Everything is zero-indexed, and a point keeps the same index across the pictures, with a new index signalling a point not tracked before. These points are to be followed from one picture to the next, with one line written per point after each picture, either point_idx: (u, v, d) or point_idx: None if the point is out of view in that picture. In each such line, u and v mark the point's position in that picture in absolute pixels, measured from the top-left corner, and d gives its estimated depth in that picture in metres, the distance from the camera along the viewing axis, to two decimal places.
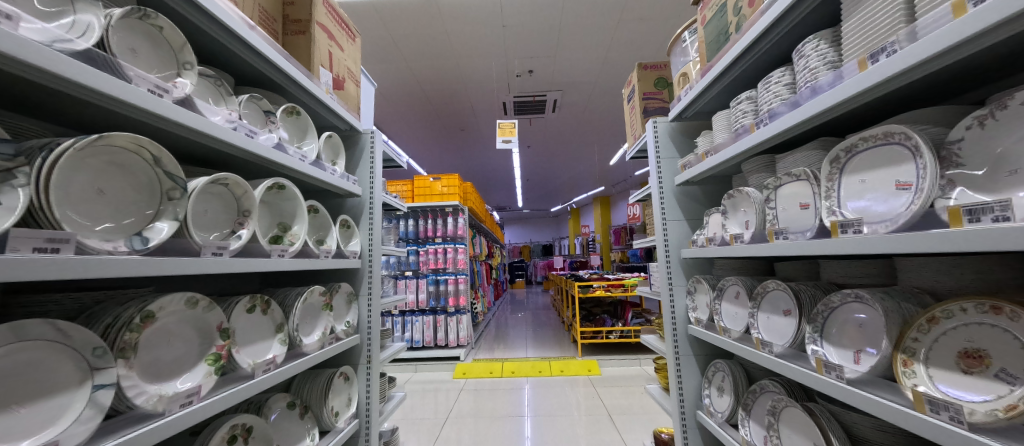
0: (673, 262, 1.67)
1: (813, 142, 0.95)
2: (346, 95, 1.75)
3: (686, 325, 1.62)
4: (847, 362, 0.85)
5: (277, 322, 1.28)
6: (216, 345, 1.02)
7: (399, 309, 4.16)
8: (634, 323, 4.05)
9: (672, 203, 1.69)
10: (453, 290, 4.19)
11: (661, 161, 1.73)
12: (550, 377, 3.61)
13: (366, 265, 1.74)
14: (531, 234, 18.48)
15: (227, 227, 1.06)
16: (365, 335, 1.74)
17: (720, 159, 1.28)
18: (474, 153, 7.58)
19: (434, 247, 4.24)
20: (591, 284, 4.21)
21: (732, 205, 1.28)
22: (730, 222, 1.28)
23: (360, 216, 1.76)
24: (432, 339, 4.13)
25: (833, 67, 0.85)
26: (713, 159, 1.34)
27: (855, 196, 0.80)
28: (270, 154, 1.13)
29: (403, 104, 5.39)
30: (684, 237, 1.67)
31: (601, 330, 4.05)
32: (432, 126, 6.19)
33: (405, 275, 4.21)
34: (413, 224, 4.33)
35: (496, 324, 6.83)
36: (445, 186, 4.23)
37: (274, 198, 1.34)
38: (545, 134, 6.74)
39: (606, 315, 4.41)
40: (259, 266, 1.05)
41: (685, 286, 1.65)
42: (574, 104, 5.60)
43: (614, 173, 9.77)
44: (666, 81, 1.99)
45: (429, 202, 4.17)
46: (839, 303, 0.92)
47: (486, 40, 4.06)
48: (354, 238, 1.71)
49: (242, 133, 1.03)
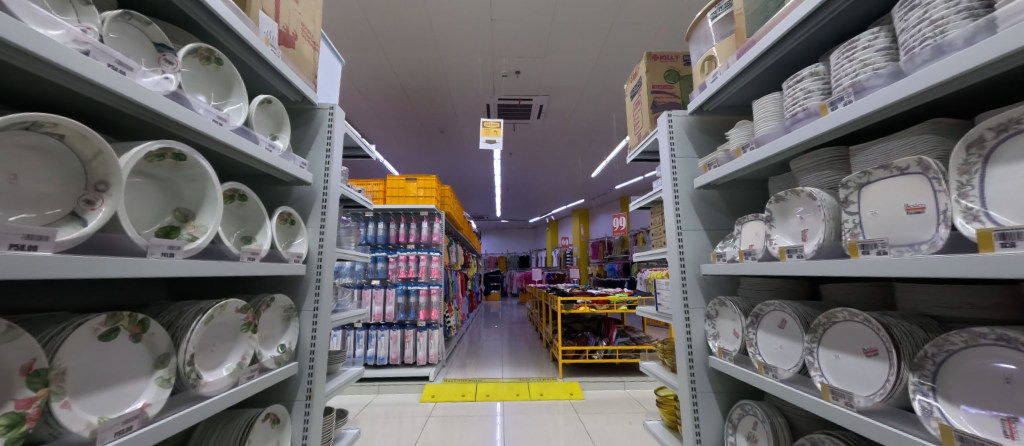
0: (690, 280, 1.38)
1: (922, 124, 0.71)
2: (300, 57, 1.28)
3: (704, 356, 1.34)
4: (992, 436, 0.57)
5: (158, 353, 0.76)
6: (18, 401, 0.51)
7: (363, 322, 3.66)
8: (620, 342, 3.76)
9: (689, 211, 1.42)
10: (425, 303, 3.75)
11: (676, 160, 1.46)
12: (528, 401, 3.22)
13: (312, 277, 1.27)
14: (508, 244, 18.18)
15: (60, 207, 0.60)
16: (306, 363, 1.24)
17: (765, 153, 1.03)
18: (454, 156, 7.20)
19: (406, 254, 3.81)
20: (575, 300, 3.84)
21: (781, 211, 1.02)
22: (780, 233, 1.02)
23: (310, 211, 1.32)
24: (399, 357, 3.65)
25: (969, 18, 0.61)
26: (751, 154, 1.09)
27: (1013, 192, 0.54)
28: (162, 106, 0.71)
29: (380, 99, 4.99)
30: (703, 251, 1.40)
31: (584, 349, 3.68)
32: (411, 125, 5.79)
33: (371, 284, 3.75)
34: (383, 227, 3.89)
35: (469, 339, 6.36)
36: (421, 187, 3.84)
37: (176, 177, 0.85)
38: (529, 141, 6.50)
39: (588, 332, 4.05)
40: (117, 268, 0.61)
41: (703, 310, 1.37)
42: (560, 111, 5.40)
43: (595, 186, 9.68)
44: (676, 73, 1.76)
45: (402, 204, 3.77)
46: (960, 345, 0.66)
47: (472, 33, 3.78)
48: (298, 239, 1.25)
49: (105, 63, 0.61)
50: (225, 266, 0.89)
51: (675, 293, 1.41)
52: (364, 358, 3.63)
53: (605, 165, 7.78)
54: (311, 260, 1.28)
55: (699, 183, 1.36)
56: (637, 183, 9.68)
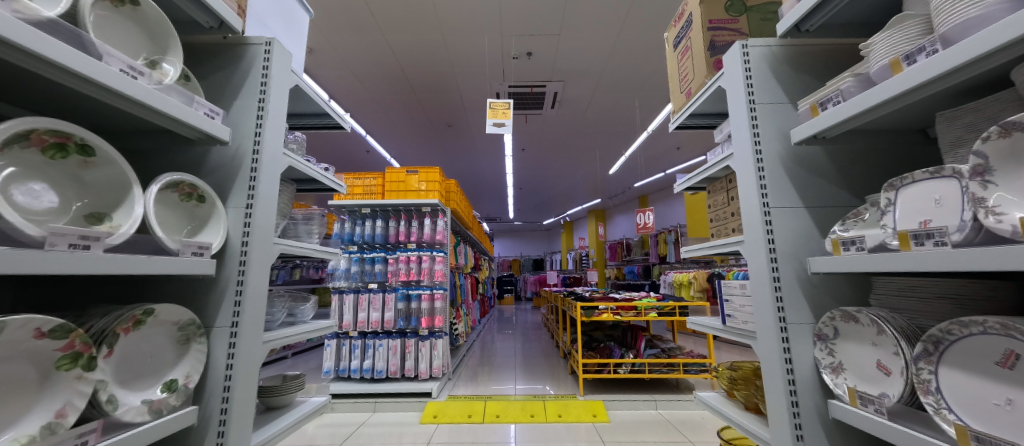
0: (785, 286, 0.88)
1: None
2: None
3: (820, 402, 0.84)
4: None
5: None
6: None
7: (359, 330, 3.29)
8: (649, 356, 3.19)
9: (780, 178, 0.94)
10: (428, 309, 3.34)
11: (756, 106, 0.97)
12: (544, 425, 2.71)
13: (232, 279, 0.89)
14: (522, 246, 17.80)
15: None
16: (213, 407, 0.85)
17: (954, 55, 0.55)
18: (462, 153, 6.85)
19: (406, 254, 3.40)
20: (597, 305, 3.33)
21: (1006, 152, 0.54)
22: (1005, 193, 0.52)
23: (230, 185, 0.93)
24: (399, 370, 3.25)
25: None
26: (917, 71, 0.62)
27: None
28: None
29: (383, 89, 4.68)
30: (804, 243, 0.90)
31: (608, 362, 3.16)
32: (416, 118, 5.48)
33: (368, 288, 3.39)
34: (382, 225, 3.51)
35: (480, 347, 5.93)
36: (422, 181, 3.48)
37: None
38: (542, 134, 6.06)
39: (611, 342, 3.52)
40: None
41: (811, 328, 0.87)
42: (576, 99, 4.95)
43: (612, 184, 9.15)
44: (742, 3, 1.27)
45: (402, 199, 3.40)
46: None
47: (478, 10, 3.38)
48: (209, 226, 0.88)
49: None
50: (30, 259, 0.49)
51: (759, 302, 0.94)
52: (361, 370, 3.26)
53: (624, 159, 7.26)
54: (231, 255, 0.90)
55: (799, 136, 0.88)
56: (658, 180, 9.07)
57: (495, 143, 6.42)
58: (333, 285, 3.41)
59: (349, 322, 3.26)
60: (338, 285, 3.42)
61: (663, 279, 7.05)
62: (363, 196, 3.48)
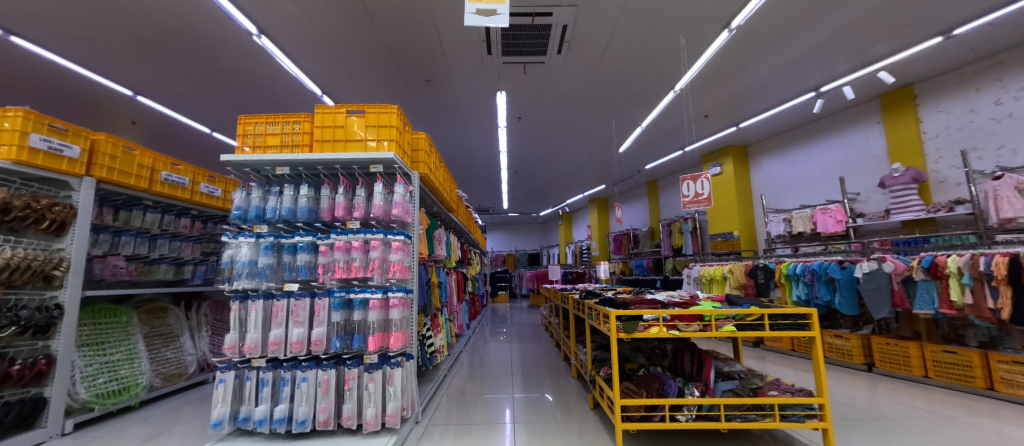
0: None
1: None
2: None
3: None
4: None
5: None
6: None
7: (270, 357, 2.07)
8: (724, 396, 2.02)
9: None
10: (379, 322, 2.13)
11: None
12: None
13: None
14: (517, 240, 16.92)
15: None
16: None
17: None
18: (447, 120, 5.65)
19: (345, 239, 2.16)
20: (641, 314, 2.14)
21: None
22: None
23: None
24: (332, 420, 2.02)
25: None
26: None
27: None
28: None
29: (329, 21, 3.44)
30: None
31: (660, 404, 1.98)
32: (383, 69, 4.27)
33: (285, 292, 2.14)
34: (308, 194, 2.24)
35: (470, 357, 4.79)
36: (370, 126, 2.28)
37: None
38: (544, 94, 4.90)
39: (657, 369, 2.35)
40: None
41: None
42: (591, 38, 3.76)
43: (619, 164, 8.06)
44: None
45: (340, 153, 2.18)
46: None
47: None
48: None
49: None
50: None
51: None
52: (271, 422, 2.01)
53: (640, 131, 6.17)
54: None
55: None
56: (673, 161, 8.00)
57: (485, 107, 5.24)
58: (229, 287, 2.15)
59: (253, 345, 2.04)
60: (240, 288, 2.16)
61: (688, 273, 5.98)
62: (280, 150, 2.24)
